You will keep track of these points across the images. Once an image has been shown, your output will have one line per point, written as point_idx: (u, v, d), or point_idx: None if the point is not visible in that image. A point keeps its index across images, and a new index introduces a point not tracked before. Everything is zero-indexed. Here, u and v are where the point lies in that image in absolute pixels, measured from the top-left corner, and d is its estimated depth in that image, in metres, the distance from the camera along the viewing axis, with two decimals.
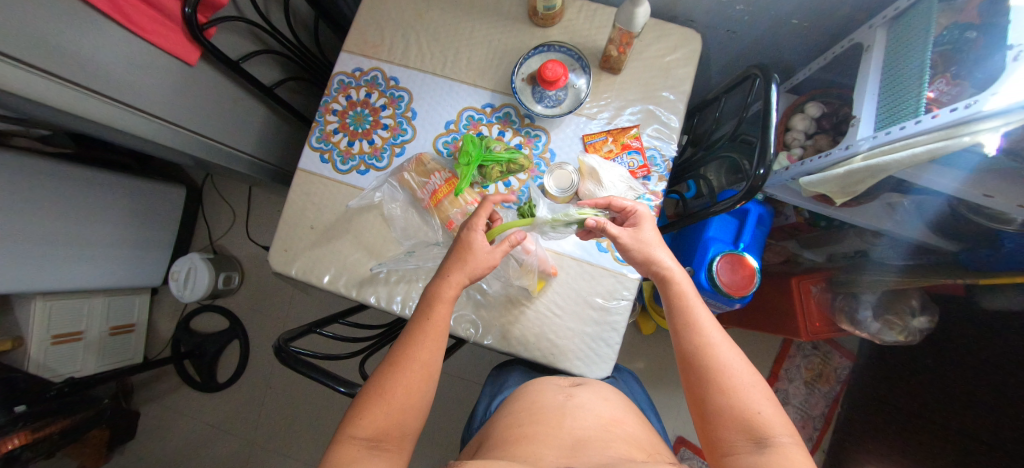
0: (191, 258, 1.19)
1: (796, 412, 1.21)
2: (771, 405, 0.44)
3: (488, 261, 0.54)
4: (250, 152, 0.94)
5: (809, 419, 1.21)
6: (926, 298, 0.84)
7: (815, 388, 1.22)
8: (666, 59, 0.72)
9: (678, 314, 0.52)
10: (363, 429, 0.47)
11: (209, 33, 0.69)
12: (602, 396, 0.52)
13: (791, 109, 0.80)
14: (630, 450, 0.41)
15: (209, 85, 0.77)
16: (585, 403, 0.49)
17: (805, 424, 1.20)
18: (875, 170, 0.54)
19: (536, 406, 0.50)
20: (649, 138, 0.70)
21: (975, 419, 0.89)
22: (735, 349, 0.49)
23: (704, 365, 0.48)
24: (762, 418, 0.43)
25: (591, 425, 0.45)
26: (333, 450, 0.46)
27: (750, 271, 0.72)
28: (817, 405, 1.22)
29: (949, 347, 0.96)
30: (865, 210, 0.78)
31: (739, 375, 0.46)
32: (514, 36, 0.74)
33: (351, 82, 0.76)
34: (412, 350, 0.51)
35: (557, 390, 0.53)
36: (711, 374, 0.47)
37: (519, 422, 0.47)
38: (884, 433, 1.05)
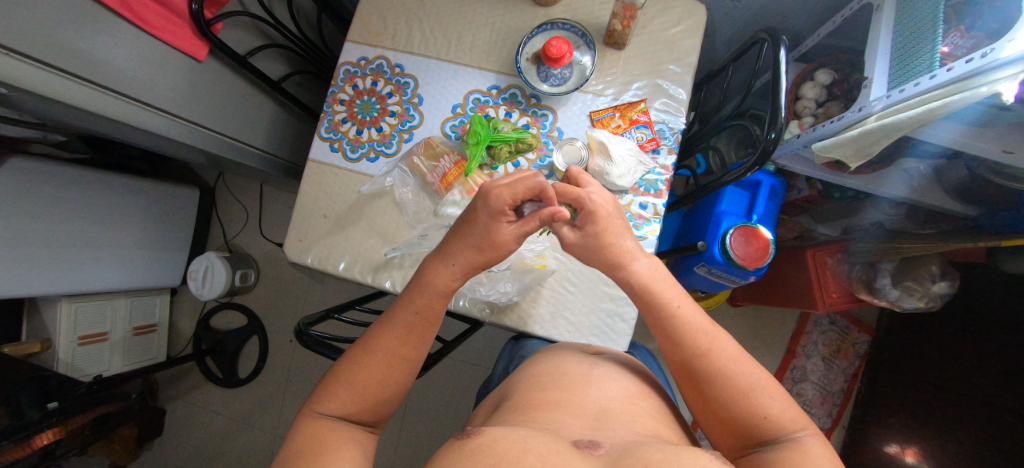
0: (207, 256, 1.22)
1: (814, 389, 1.19)
2: (779, 400, 0.38)
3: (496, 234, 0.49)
4: (261, 147, 0.95)
5: (828, 395, 1.19)
6: (947, 265, 0.82)
7: (833, 364, 1.20)
8: (671, 31, 0.71)
9: (657, 318, 0.47)
10: (336, 405, 0.44)
11: (215, 29, 0.70)
12: (627, 367, 0.51)
13: (801, 78, 0.78)
14: (658, 428, 0.40)
15: (217, 82, 0.79)
16: (610, 374, 0.48)
17: (824, 400, 1.19)
18: (888, 129, 0.54)
19: (559, 371, 0.49)
20: (657, 112, 0.70)
21: (1001, 386, 0.87)
22: (729, 341, 0.43)
23: (702, 370, 0.41)
24: (771, 419, 0.37)
25: (616, 396, 0.44)
26: (299, 424, 0.42)
27: (764, 243, 0.71)
28: (836, 381, 1.20)
29: (971, 316, 0.94)
30: (881, 176, 0.77)
31: (738, 369, 0.40)
32: (516, 16, 0.74)
33: (357, 71, 0.76)
34: (389, 333, 0.47)
35: (581, 357, 0.52)
36: (712, 379, 0.40)
37: (540, 386, 0.46)
38: (907, 406, 1.04)
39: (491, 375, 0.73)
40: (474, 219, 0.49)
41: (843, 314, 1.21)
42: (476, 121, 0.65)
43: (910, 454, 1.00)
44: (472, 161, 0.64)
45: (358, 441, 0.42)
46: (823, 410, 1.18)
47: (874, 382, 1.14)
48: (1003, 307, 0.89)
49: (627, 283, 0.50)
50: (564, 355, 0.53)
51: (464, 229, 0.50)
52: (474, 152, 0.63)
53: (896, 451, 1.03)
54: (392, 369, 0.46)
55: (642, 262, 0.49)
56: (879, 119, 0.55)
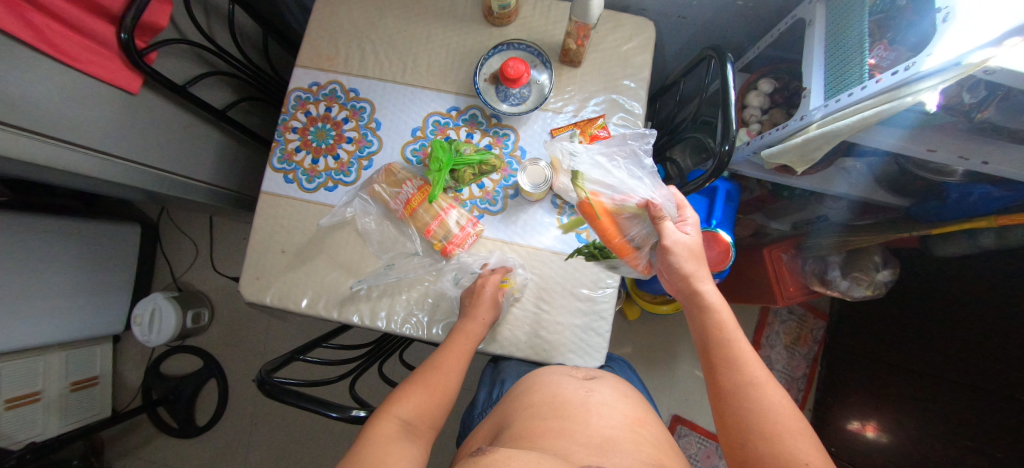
0: (154, 298, 1.12)
1: (781, 377, 1.25)
2: (825, 461, 0.38)
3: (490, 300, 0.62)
4: (208, 179, 0.89)
5: (793, 381, 1.26)
6: (886, 253, 0.89)
7: (795, 351, 1.27)
8: (623, 48, 0.73)
9: (713, 342, 0.49)
10: (404, 410, 0.50)
11: (150, 58, 0.65)
12: (620, 392, 0.51)
13: (747, 87, 0.83)
14: (659, 455, 0.39)
15: (155, 114, 0.73)
16: (608, 401, 0.48)
17: (791, 386, 1.25)
18: (829, 137, 0.57)
19: (558, 400, 0.47)
20: (616, 127, 0.71)
21: (942, 360, 0.95)
22: (784, 392, 0.44)
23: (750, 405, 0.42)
24: None
25: (618, 424, 0.43)
26: (370, 425, 0.47)
27: (725, 246, 0.74)
28: (799, 367, 1.26)
29: (910, 297, 1.03)
30: (825, 175, 0.82)
31: (786, 418, 0.41)
32: (471, 37, 0.74)
33: (309, 97, 0.73)
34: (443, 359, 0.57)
35: (575, 383, 0.52)
36: (757, 416, 0.41)
37: (541, 416, 0.45)
38: (863, 385, 1.11)
39: (473, 401, 0.72)
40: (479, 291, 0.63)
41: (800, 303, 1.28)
42: (439, 142, 0.64)
43: (870, 429, 1.06)
44: (439, 182, 0.62)
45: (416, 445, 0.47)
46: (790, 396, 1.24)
47: (833, 365, 1.21)
48: (937, 286, 0.97)
49: (692, 301, 0.52)
50: (563, 384, 0.52)
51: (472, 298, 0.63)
52: (439, 173, 0.62)
53: (858, 428, 1.09)
54: (440, 392, 0.54)
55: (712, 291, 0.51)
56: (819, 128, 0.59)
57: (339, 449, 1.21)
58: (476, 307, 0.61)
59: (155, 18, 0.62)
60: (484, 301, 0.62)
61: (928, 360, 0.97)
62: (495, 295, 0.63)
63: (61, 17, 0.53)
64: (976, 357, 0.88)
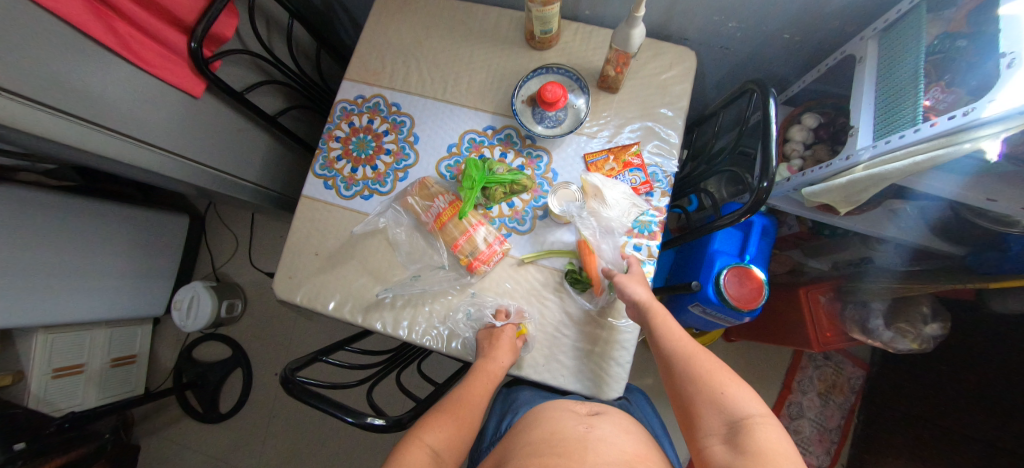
0: (194, 286, 1.19)
1: (812, 426, 1.17)
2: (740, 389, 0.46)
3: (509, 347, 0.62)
4: (254, 180, 0.95)
5: (826, 433, 1.17)
6: (938, 305, 0.83)
7: (829, 400, 1.19)
8: (662, 76, 0.73)
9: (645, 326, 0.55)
10: (434, 439, 0.51)
11: (214, 66, 0.71)
12: (623, 428, 0.50)
13: (789, 121, 0.81)
14: None
15: (214, 116, 0.78)
16: (607, 437, 0.47)
17: (822, 438, 1.17)
18: (876, 179, 0.54)
19: (557, 435, 0.48)
20: (650, 155, 0.71)
21: (999, 427, 0.86)
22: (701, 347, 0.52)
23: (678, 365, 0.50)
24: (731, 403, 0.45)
25: (614, 461, 0.43)
26: (399, 453, 0.49)
27: (758, 284, 0.72)
28: (833, 417, 1.18)
29: (963, 354, 0.95)
30: (871, 217, 0.78)
31: (706, 366, 0.49)
32: (512, 59, 0.76)
33: (353, 109, 0.77)
34: (468, 388, 0.57)
35: (575, 418, 0.51)
36: (685, 369, 0.49)
37: (538, 452, 0.45)
38: (905, 445, 1.02)
39: (486, 423, 0.71)
40: (499, 334, 0.63)
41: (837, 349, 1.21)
42: (472, 164, 0.65)
43: None
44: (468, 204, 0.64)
45: None
46: (821, 449, 1.16)
47: (872, 420, 1.13)
48: (995, 345, 0.89)
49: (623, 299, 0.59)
50: (563, 417, 0.52)
51: (490, 340, 0.63)
52: (469, 195, 0.63)
53: None
54: (468, 426, 0.55)
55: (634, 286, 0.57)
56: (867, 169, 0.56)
57: (350, 450, 1.22)
58: (498, 348, 0.61)
59: (223, 30, 0.67)
60: (506, 343, 0.62)
61: (982, 426, 0.89)
62: (513, 337, 0.63)
63: (143, 27, 0.59)
64: None
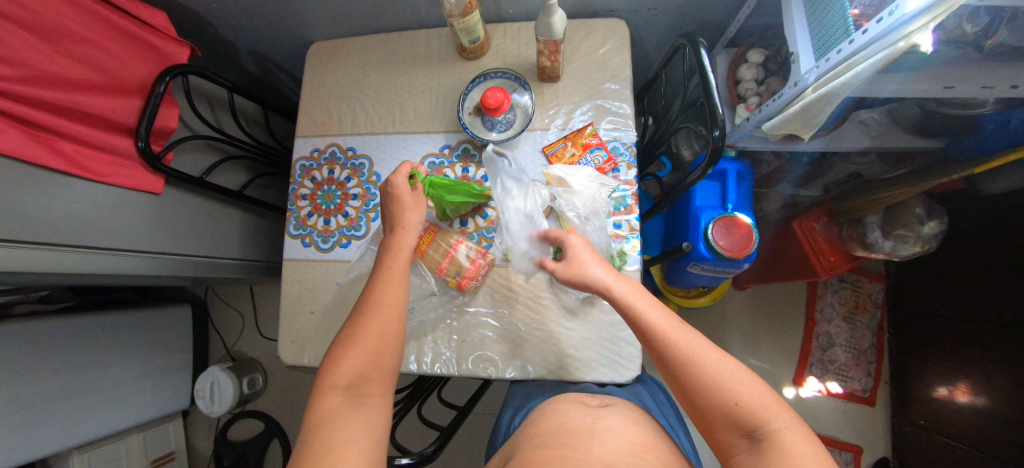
0: (211, 371, 1.20)
1: (845, 351, 1.16)
2: (751, 386, 0.41)
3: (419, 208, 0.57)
4: (238, 255, 0.95)
5: (861, 354, 1.15)
6: (932, 202, 0.81)
7: (856, 321, 1.17)
8: (599, 53, 0.73)
9: (632, 324, 0.46)
10: (340, 376, 0.45)
11: (167, 159, 0.71)
12: (630, 419, 0.51)
13: (736, 62, 0.79)
14: None
15: (183, 205, 0.79)
16: (614, 426, 0.48)
17: (859, 360, 1.15)
18: (828, 98, 0.54)
19: (563, 427, 0.49)
20: (606, 132, 0.71)
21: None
22: (698, 335, 0.45)
23: (676, 364, 0.43)
24: (744, 407, 0.40)
25: (620, 450, 0.43)
26: (312, 404, 0.44)
27: (747, 228, 0.71)
28: (864, 338, 1.16)
29: (974, 242, 0.93)
30: (843, 133, 0.77)
31: (711, 366, 0.42)
32: (450, 75, 0.76)
33: (312, 164, 0.78)
34: (378, 296, 0.50)
35: (585, 410, 0.53)
36: (686, 370, 0.42)
37: (544, 445, 0.46)
38: (941, 347, 1.00)
39: (498, 422, 0.70)
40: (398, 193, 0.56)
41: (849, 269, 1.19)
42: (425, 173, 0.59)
43: (961, 393, 0.94)
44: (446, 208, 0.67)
45: (364, 411, 0.44)
46: (861, 372, 1.14)
47: (902, 331, 1.11)
48: (998, 226, 0.88)
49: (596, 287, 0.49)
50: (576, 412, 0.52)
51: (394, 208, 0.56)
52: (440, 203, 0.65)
53: (947, 394, 0.97)
54: (388, 338, 0.48)
55: (613, 274, 0.49)
56: (818, 88, 0.55)
57: None
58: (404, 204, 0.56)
59: (166, 122, 0.68)
60: (409, 199, 0.56)
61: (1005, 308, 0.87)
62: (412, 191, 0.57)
63: (86, 140, 0.59)
64: None
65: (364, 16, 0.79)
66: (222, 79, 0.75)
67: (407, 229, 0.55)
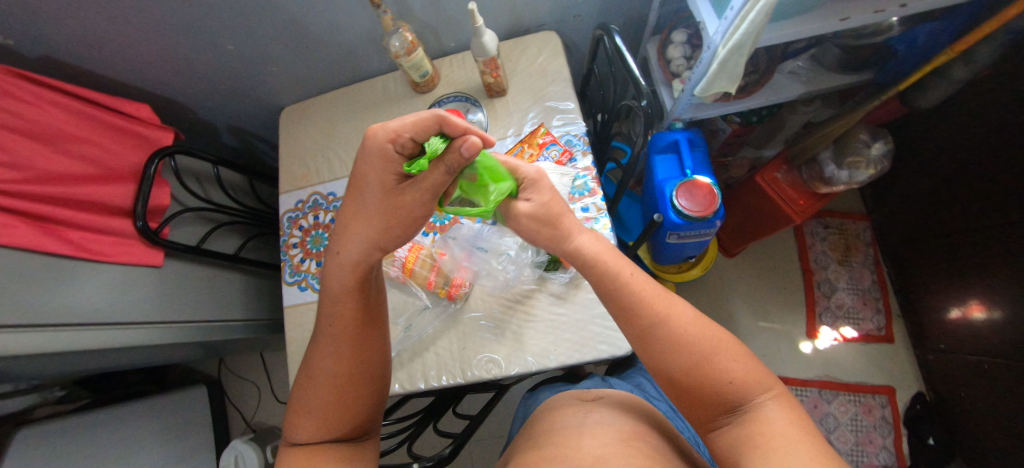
0: (234, 445, 1.19)
1: (850, 295, 1.16)
2: (741, 364, 0.39)
3: (407, 202, 0.46)
4: (243, 317, 0.99)
5: (867, 294, 1.15)
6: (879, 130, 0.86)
7: (852, 263, 1.18)
8: (537, 62, 0.81)
9: (616, 295, 0.46)
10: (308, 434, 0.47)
11: (164, 233, 0.77)
12: (620, 408, 0.55)
13: (663, 45, 0.86)
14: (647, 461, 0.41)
15: (184, 276, 0.84)
16: (603, 419, 0.52)
17: (866, 301, 1.15)
18: (738, 49, 0.60)
19: (557, 427, 0.52)
20: (558, 128, 0.77)
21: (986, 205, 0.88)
22: (687, 308, 0.43)
23: (661, 339, 0.41)
24: (735, 385, 0.38)
25: (609, 441, 0.46)
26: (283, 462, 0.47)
27: (708, 188, 0.75)
28: (864, 277, 1.17)
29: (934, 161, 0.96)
30: (775, 86, 0.83)
31: (701, 341, 0.40)
32: (408, 110, 0.84)
33: (298, 214, 0.84)
34: (323, 353, 0.49)
35: (578, 408, 0.57)
36: (684, 350, 0.40)
37: (539, 446, 0.49)
38: (938, 267, 1.01)
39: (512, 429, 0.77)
40: (398, 193, 0.45)
41: (831, 215, 1.22)
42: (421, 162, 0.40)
43: (975, 309, 0.92)
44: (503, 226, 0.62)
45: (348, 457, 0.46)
46: (872, 312, 1.13)
47: (899, 262, 1.12)
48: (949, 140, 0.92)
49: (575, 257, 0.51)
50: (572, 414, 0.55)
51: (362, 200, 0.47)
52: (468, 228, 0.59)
53: (962, 313, 0.95)
54: (354, 390, 0.48)
55: (585, 242, 0.51)
56: (728, 43, 0.61)
57: None
58: (390, 209, 0.46)
59: (160, 200, 0.75)
60: (403, 201, 0.45)
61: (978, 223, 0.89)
62: (403, 185, 0.45)
63: (90, 226, 0.65)
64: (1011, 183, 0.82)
65: (325, 76, 0.88)
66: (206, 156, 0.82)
67: (381, 231, 0.47)
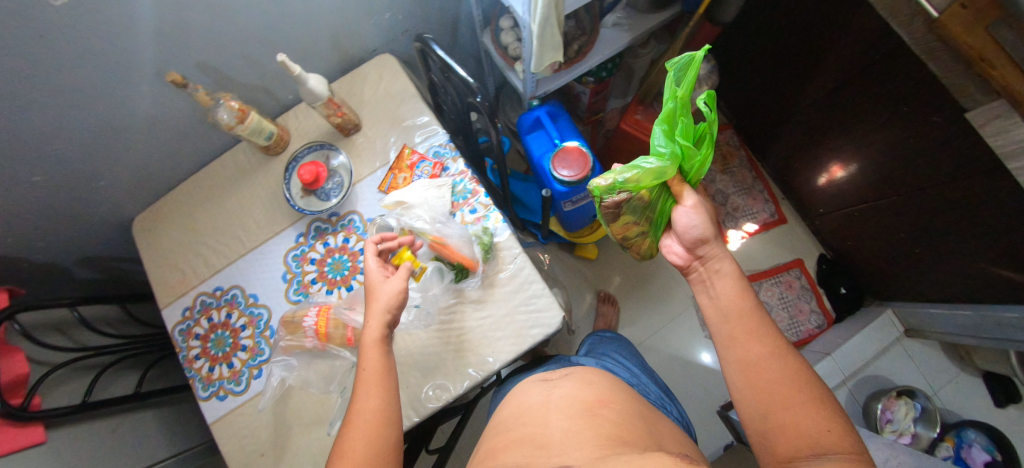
0: None
1: (740, 196, 1.30)
2: (835, 422, 0.42)
3: (386, 288, 0.55)
4: (170, 454, 0.88)
5: (754, 190, 1.31)
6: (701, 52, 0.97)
7: (733, 169, 1.34)
8: (381, 87, 0.81)
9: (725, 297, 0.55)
10: None
11: (34, 404, 0.65)
12: (583, 381, 0.55)
13: (496, 34, 0.88)
14: (624, 434, 0.40)
15: (76, 440, 0.73)
16: (568, 393, 0.51)
17: (755, 196, 1.30)
18: (545, 22, 0.64)
19: (525, 408, 0.51)
20: (422, 144, 0.77)
21: (808, 80, 1.03)
22: (796, 361, 0.48)
23: (761, 368, 0.48)
24: (832, 435, 0.40)
25: (576, 411, 0.45)
26: None
27: (577, 151, 0.80)
28: (746, 176, 1.33)
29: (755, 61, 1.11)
30: (604, 42, 0.89)
31: (801, 391, 0.45)
32: (268, 175, 0.80)
33: (189, 323, 0.77)
34: (359, 402, 0.49)
35: (542, 386, 0.56)
36: (749, 365, 0.49)
37: (507, 429, 0.47)
38: (797, 145, 1.18)
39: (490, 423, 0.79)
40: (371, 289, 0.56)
41: None
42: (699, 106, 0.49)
43: (836, 169, 1.09)
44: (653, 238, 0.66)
45: None
46: (761, 204, 1.30)
47: (767, 153, 1.30)
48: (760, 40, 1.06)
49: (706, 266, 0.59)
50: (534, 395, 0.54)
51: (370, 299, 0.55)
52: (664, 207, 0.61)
53: (828, 176, 1.12)
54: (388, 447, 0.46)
55: (723, 261, 0.58)
56: (541, 9, 0.61)
57: None
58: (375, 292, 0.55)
59: (13, 372, 0.63)
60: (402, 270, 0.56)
61: (810, 102, 1.06)
62: (381, 275, 0.56)
63: None
64: (815, 59, 0.98)
65: (167, 170, 0.81)
66: (43, 302, 0.73)
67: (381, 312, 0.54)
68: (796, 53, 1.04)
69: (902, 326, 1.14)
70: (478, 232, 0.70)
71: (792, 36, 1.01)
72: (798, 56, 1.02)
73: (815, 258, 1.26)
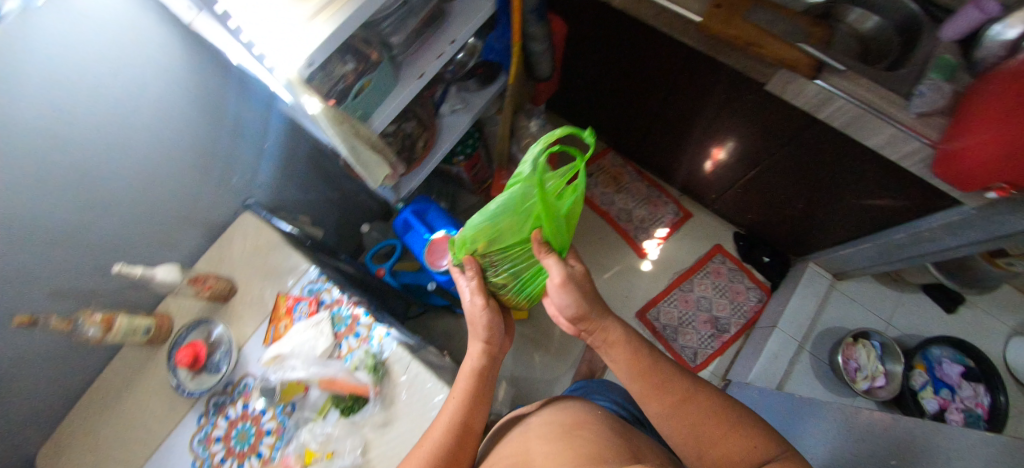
0: None
1: (641, 208, 1.35)
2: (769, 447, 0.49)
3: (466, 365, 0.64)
4: None
5: (652, 197, 1.37)
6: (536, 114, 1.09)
7: (626, 186, 1.40)
8: (247, 246, 0.83)
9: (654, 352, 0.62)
10: None
11: None
12: (552, 417, 0.62)
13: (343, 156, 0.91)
14: (597, 451, 0.48)
15: None
16: (544, 431, 0.58)
17: (654, 202, 1.36)
18: (346, 139, 0.67)
19: (508, 454, 0.58)
20: (296, 286, 0.80)
21: (646, 94, 1.11)
22: (730, 400, 0.57)
23: (708, 404, 0.55)
24: (758, 451, 0.49)
25: (550, 448, 0.53)
26: None
27: (447, 240, 0.84)
28: (641, 188, 1.39)
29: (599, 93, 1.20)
30: (447, 129, 0.96)
31: (740, 424, 0.52)
32: (151, 372, 0.77)
33: None
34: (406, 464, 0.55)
35: (518, 434, 0.63)
36: (701, 408, 0.55)
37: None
38: (667, 147, 1.24)
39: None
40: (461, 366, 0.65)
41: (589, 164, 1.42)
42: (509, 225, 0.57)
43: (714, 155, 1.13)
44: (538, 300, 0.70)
45: None
46: (663, 208, 1.35)
47: (646, 162, 1.37)
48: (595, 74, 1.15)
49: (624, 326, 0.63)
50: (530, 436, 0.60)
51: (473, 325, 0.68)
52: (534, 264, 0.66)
53: (709, 162, 1.16)
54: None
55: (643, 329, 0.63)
56: (343, 139, 0.67)
57: None
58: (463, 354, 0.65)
59: None
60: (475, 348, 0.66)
61: (656, 110, 1.13)
62: (481, 314, 0.67)
63: None
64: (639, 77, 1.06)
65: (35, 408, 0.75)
66: None
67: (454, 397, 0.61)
68: (624, 78, 1.11)
69: (830, 273, 1.17)
70: (361, 356, 0.72)
71: (612, 67, 1.10)
72: (625, 78, 1.10)
73: (731, 238, 1.30)
